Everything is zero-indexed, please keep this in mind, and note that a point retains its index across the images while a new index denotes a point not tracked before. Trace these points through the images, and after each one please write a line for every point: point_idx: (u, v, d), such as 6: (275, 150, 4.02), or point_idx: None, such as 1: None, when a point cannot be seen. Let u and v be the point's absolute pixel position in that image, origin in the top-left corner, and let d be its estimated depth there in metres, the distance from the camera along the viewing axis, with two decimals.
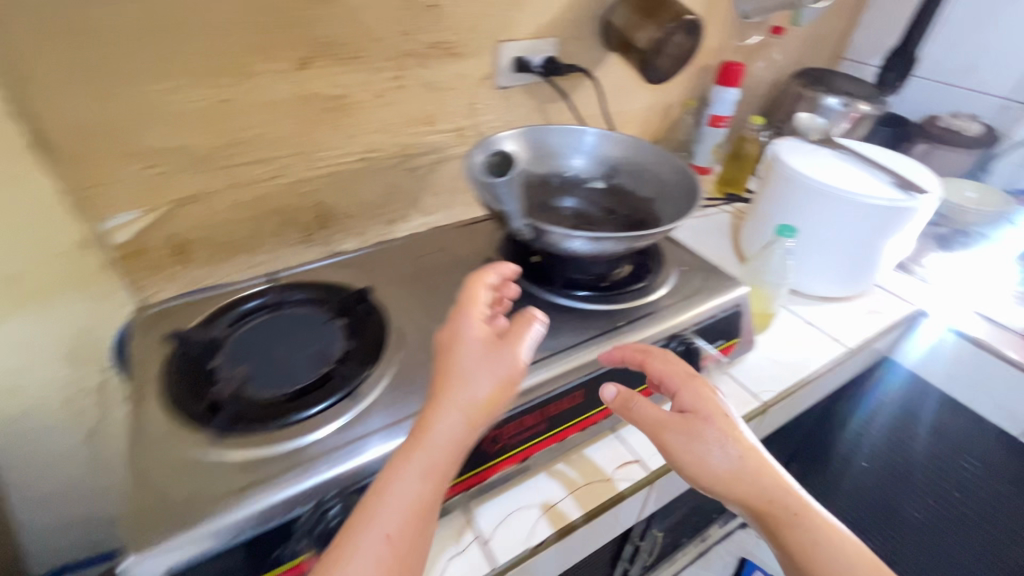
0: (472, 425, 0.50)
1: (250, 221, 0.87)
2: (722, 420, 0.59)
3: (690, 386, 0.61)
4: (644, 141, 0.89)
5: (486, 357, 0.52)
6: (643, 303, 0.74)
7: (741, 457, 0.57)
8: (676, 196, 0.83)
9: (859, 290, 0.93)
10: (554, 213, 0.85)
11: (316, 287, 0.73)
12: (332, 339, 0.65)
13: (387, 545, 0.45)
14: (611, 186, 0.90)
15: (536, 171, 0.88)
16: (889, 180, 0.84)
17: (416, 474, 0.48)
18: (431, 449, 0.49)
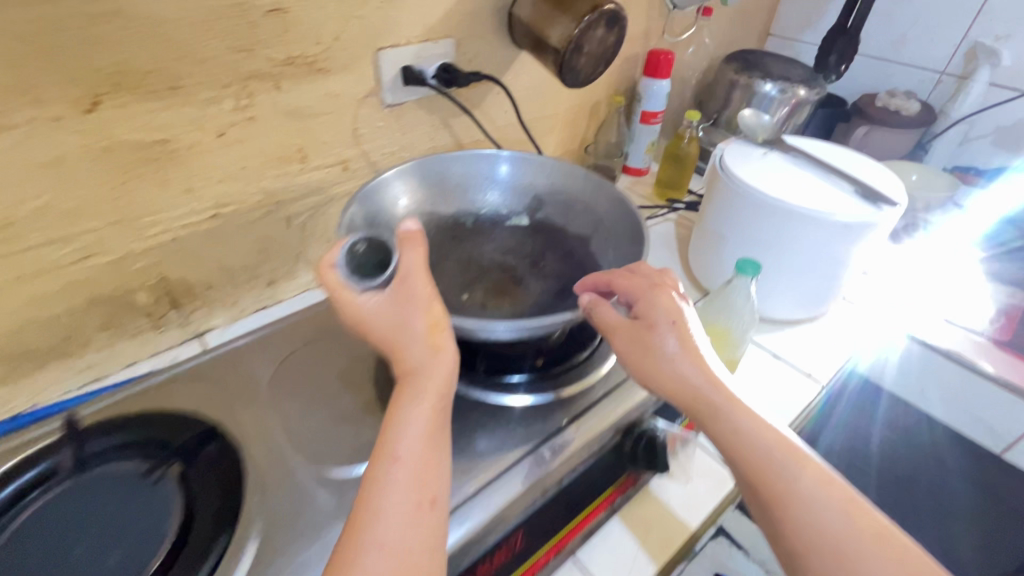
0: (438, 343, 0.45)
1: (63, 319, 0.64)
2: (676, 323, 0.52)
3: (642, 291, 0.55)
4: (567, 165, 0.78)
5: (401, 299, 0.46)
6: (588, 381, 0.60)
7: (692, 356, 0.51)
8: (615, 232, 0.72)
9: (822, 311, 0.82)
10: (470, 265, 0.71)
11: (142, 421, 0.52)
12: (162, 512, 0.45)
13: (410, 481, 0.41)
14: (536, 222, 0.77)
15: (443, 211, 0.76)
16: (853, 190, 0.73)
17: (412, 407, 0.44)
18: (416, 372, 0.45)
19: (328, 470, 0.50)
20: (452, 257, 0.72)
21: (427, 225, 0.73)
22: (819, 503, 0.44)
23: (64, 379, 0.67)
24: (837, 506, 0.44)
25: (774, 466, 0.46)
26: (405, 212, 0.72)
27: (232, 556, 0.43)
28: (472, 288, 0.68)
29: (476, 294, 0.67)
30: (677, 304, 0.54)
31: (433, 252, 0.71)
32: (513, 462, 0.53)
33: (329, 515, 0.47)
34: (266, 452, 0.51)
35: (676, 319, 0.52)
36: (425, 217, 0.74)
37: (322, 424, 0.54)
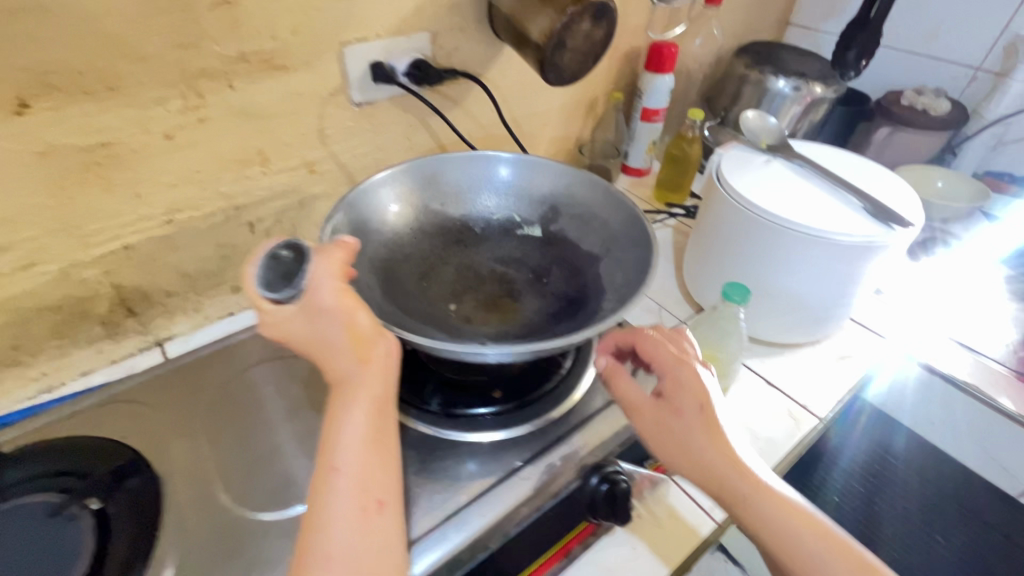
0: (365, 355, 0.40)
1: (7, 329, 0.61)
2: (699, 407, 0.46)
3: (665, 363, 0.48)
4: (588, 172, 0.67)
5: (313, 315, 0.39)
6: (555, 417, 0.54)
7: (717, 445, 0.45)
8: (628, 251, 0.60)
9: (825, 335, 0.76)
10: (467, 274, 0.63)
11: (69, 446, 0.49)
12: (70, 554, 0.42)
13: (355, 491, 0.37)
14: (549, 235, 0.66)
15: (441, 214, 0.66)
16: (862, 207, 0.66)
17: (346, 417, 0.39)
18: (352, 382, 0.40)
19: (253, 513, 0.45)
20: (446, 265, 0.63)
21: (424, 227, 0.65)
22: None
23: (13, 390, 0.65)
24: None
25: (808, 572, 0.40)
26: (394, 215, 0.63)
27: None
28: (461, 299, 0.59)
29: (465, 306, 0.59)
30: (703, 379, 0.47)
31: (428, 255, 0.63)
32: (455, 510, 0.47)
33: (244, 567, 0.42)
34: (190, 489, 0.47)
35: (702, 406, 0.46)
36: (426, 220, 0.65)
37: (254, 458, 0.49)
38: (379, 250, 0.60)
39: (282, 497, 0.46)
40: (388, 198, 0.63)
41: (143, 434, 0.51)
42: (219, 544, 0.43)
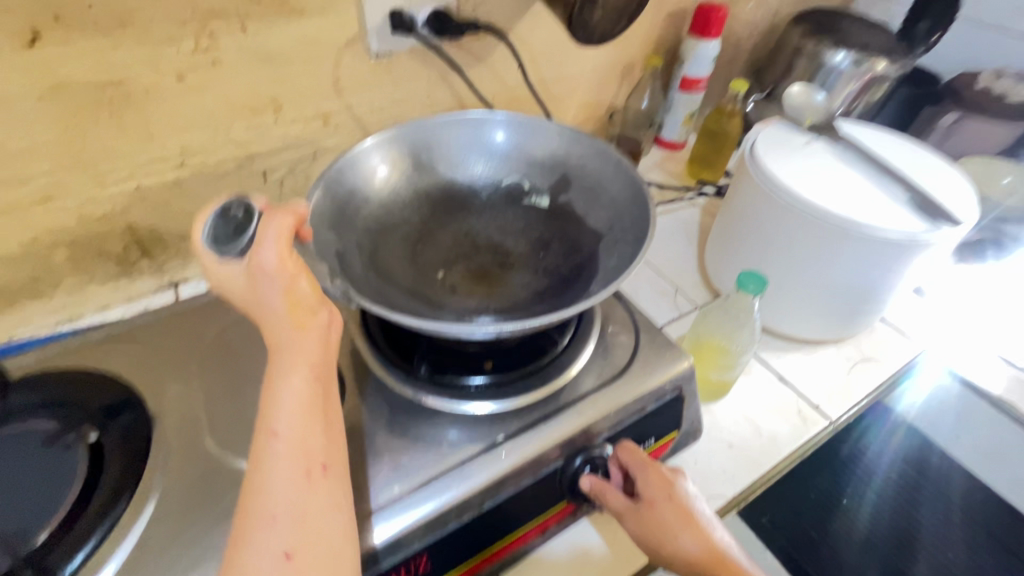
0: (300, 322, 0.38)
1: (28, 258, 0.63)
2: (674, 501, 0.46)
3: (648, 464, 0.48)
4: (606, 143, 0.61)
5: (255, 280, 0.38)
6: (545, 393, 0.52)
7: (700, 541, 0.44)
8: (626, 235, 0.56)
9: (851, 334, 0.71)
10: (463, 242, 0.61)
11: (73, 376, 0.51)
12: (61, 477, 0.44)
13: (296, 454, 0.36)
14: (556, 206, 0.63)
15: (448, 177, 0.64)
16: (908, 199, 0.60)
17: (283, 382, 0.37)
18: (286, 349, 0.38)
19: (236, 460, 0.46)
20: (444, 229, 0.62)
21: (429, 189, 0.63)
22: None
23: (36, 317, 0.67)
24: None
25: None
26: (398, 175, 0.62)
27: (109, 545, 0.40)
28: (451, 267, 0.58)
29: (453, 276, 0.58)
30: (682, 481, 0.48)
31: (426, 219, 0.62)
32: (431, 478, 0.46)
33: (219, 511, 0.43)
34: (179, 429, 0.48)
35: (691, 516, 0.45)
36: (427, 182, 0.63)
37: (242, 406, 0.50)
38: (374, 210, 0.59)
39: None
40: (387, 159, 0.61)
41: (141, 371, 0.53)
42: (201, 484, 0.45)
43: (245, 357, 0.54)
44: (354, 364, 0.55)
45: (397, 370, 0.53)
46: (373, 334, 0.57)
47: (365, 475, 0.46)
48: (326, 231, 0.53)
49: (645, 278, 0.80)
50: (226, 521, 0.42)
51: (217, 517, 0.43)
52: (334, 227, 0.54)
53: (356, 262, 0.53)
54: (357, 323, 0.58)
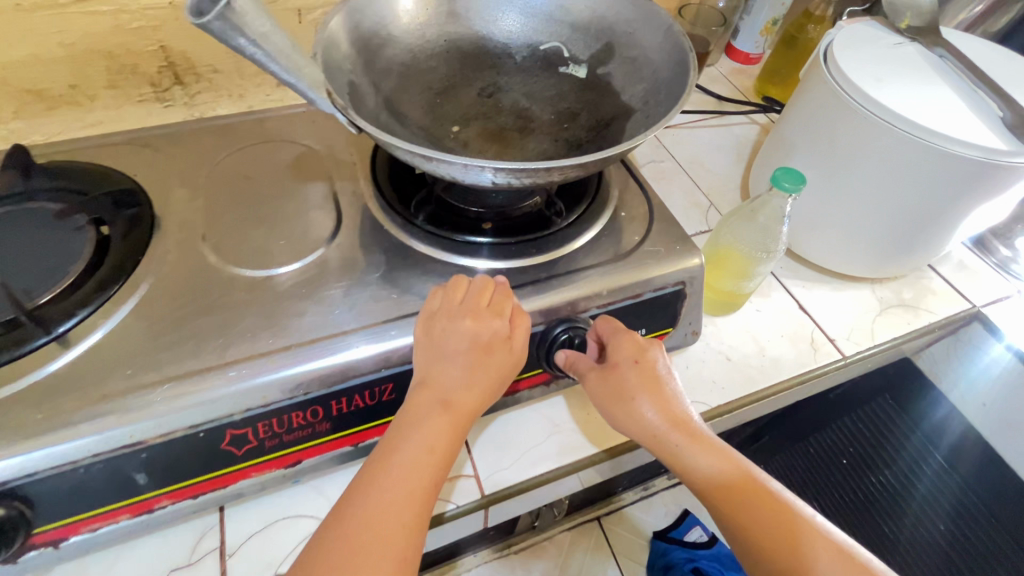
0: (478, 401, 0.42)
1: (62, 62, 0.62)
2: (641, 366, 0.46)
3: (624, 336, 0.47)
4: (661, 6, 0.54)
5: (486, 347, 0.43)
6: (539, 260, 0.50)
7: (664, 405, 0.45)
8: (660, 110, 0.50)
9: (892, 274, 0.64)
10: (486, 101, 0.58)
11: (89, 171, 0.53)
12: (70, 251, 0.46)
13: (416, 468, 0.38)
14: (593, 78, 0.57)
15: (482, 29, 0.58)
16: (1000, 116, 0.51)
17: (431, 410, 0.40)
18: (449, 411, 0.41)
19: (233, 267, 0.48)
20: (469, 86, 0.58)
21: (460, 39, 0.58)
22: (768, 531, 0.41)
23: (70, 130, 0.67)
24: (796, 537, 0.40)
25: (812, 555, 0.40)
26: (430, 16, 0.56)
27: (101, 316, 0.43)
28: (468, 124, 0.55)
29: (467, 132, 0.55)
30: (656, 352, 0.47)
31: (451, 73, 0.58)
32: (409, 314, 0.46)
33: (204, 307, 0.45)
34: (177, 234, 0.50)
35: (662, 386, 0.45)
36: (459, 32, 0.58)
37: (240, 224, 0.51)
38: (399, 49, 0.55)
39: (255, 261, 0.48)
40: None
41: (151, 180, 0.55)
42: (189, 282, 0.46)
43: (252, 184, 0.55)
44: (356, 205, 0.54)
45: (395, 216, 0.52)
46: (378, 179, 0.55)
47: (349, 301, 0.47)
48: (343, 56, 0.49)
49: (681, 186, 0.74)
50: (209, 314, 0.45)
51: (203, 311, 0.45)
52: (352, 55, 0.51)
53: (369, 96, 0.50)
54: (366, 168, 0.57)
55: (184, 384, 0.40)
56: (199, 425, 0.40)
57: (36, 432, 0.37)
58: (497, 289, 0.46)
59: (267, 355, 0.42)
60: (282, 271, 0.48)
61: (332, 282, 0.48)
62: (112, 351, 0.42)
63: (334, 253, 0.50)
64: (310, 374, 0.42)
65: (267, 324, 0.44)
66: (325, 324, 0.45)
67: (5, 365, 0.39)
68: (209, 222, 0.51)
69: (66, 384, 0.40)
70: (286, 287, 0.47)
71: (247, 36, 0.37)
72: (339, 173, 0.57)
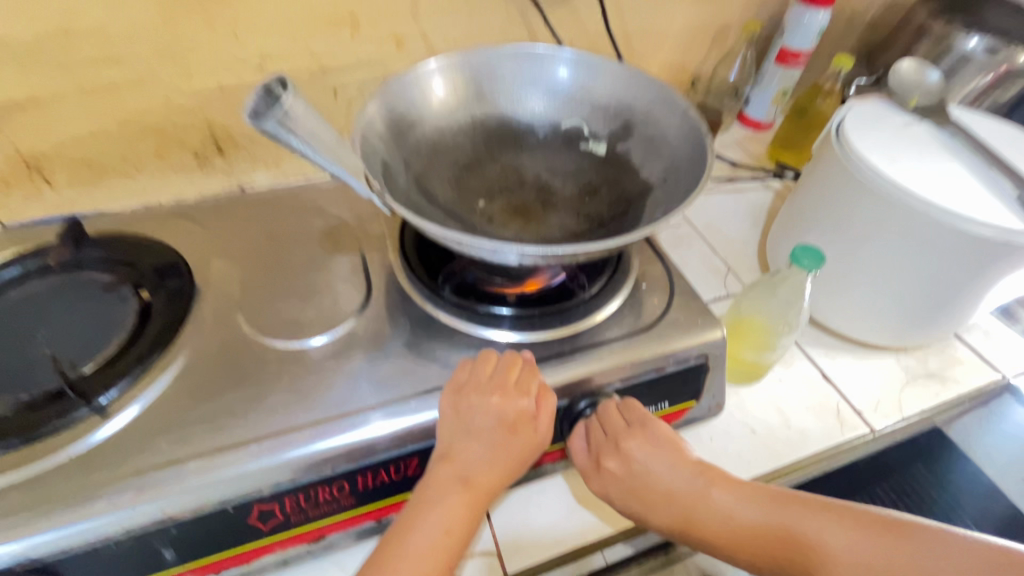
0: (498, 481, 0.43)
1: (116, 138, 0.66)
2: (634, 439, 0.47)
3: (591, 436, 0.48)
4: (678, 91, 0.57)
5: (511, 429, 0.43)
6: (563, 333, 0.51)
7: (665, 492, 0.45)
8: (678, 189, 0.52)
9: (917, 344, 0.63)
10: (510, 176, 0.60)
11: (134, 242, 0.56)
12: (114, 321, 0.48)
13: (432, 550, 0.39)
14: (613, 154, 0.60)
15: (507, 110, 0.62)
16: (1015, 196, 0.52)
17: (451, 487, 0.41)
18: (469, 491, 0.41)
19: (267, 339, 0.49)
20: (494, 161, 0.61)
21: (487, 120, 0.61)
22: (830, 543, 0.41)
23: (117, 198, 0.70)
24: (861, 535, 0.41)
25: (832, 535, 0.41)
26: (458, 100, 0.60)
27: (140, 388, 0.44)
28: (493, 199, 0.58)
29: (493, 207, 0.57)
30: (625, 437, 0.47)
31: (477, 149, 0.61)
32: (435, 387, 0.47)
33: (237, 379, 0.46)
34: (215, 305, 0.52)
35: (659, 454, 0.46)
36: (485, 111, 0.61)
37: (274, 296, 0.53)
38: (429, 130, 0.58)
39: (288, 332, 0.50)
40: (449, 80, 0.60)
41: (192, 251, 0.57)
42: (224, 354, 0.48)
43: (286, 256, 0.58)
44: (384, 276, 0.56)
45: (420, 288, 0.54)
46: (405, 251, 0.57)
47: (378, 373, 0.48)
48: (378, 140, 0.53)
49: (698, 253, 0.76)
50: (241, 386, 0.46)
51: (236, 383, 0.46)
52: (386, 137, 0.54)
53: (401, 175, 0.53)
54: (395, 240, 0.59)
55: (215, 459, 0.41)
56: (227, 500, 0.40)
57: (73, 507, 0.38)
58: (523, 366, 0.46)
59: (295, 430, 0.43)
60: (313, 343, 0.50)
61: (361, 355, 0.49)
62: (149, 424, 0.43)
63: (364, 325, 0.51)
64: (338, 450, 0.42)
65: (297, 397, 0.45)
66: (354, 397, 0.46)
67: (49, 436, 0.41)
68: (245, 293, 0.53)
69: (103, 456, 0.41)
70: (316, 360, 0.48)
71: (298, 137, 0.41)
72: (369, 244, 0.60)
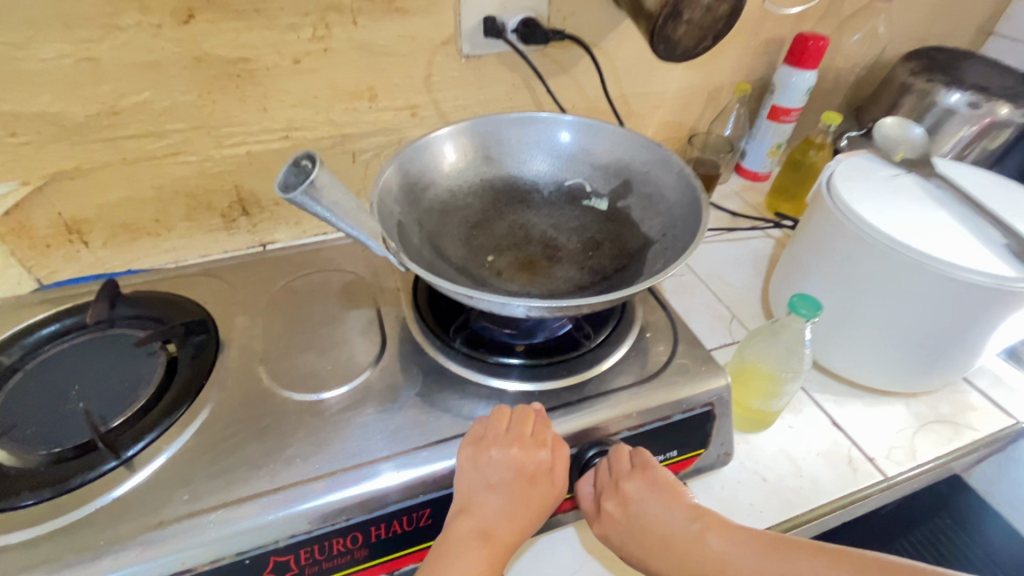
0: (519, 534, 0.43)
1: (152, 202, 0.71)
2: (623, 496, 0.45)
3: (599, 479, 0.47)
4: (674, 151, 0.61)
5: (530, 480, 0.44)
6: (569, 383, 0.53)
7: (662, 536, 0.44)
8: (678, 243, 0.55)
9: (925, 389, 0.63)
10: (518, 232, 0.63)
11: (162, 299, 0.59)
12: (141, 375, 0.51)
13: None
14: (614, 210, 0.63)
15: (513, 172, 0.66)
16: (1004, 244, 0.54)
17: (471, 541, 0.41)
18: (489, 544, 0.41)
19: (286, 392, 0.52)
20: (502, 219, 0.64)
21: (494, 181, 0.65)
22: None
23: (149, 256, 0.75)
24: None
25: None
26: (466, 164, 0.64)
27: (165, 440, 0.47)
28: (501, 254, 0.61)
29: (500, 261, 0.60)
30: (625, 478, 0.46)
31: (485, 208, 0.64)
32: (446, 437, 0.48)
33: (258, 431, 0.48)
34: (239, 359, 0.55)
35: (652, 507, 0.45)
36: (493, 173, 0.66)
37: (294, 349, 0.56)
38: (440, 192, 0.62)
39: (306, 384, 0.52)
40: (459, 146, 0.64)
41: (218, 307, 0.61)
42: (245, 406, 0.50)
43: (305, 311, 0.61)
44: (398, 329, 0.59)
45: (432, 340, 0.56)
46: (417, 305, 0.60)
47: (394, 423, 0.49)
48: (393, 202, 0.57)
49: (702, 301, 0.78)
50: (261, 438, 0.48)
51: (255, 434, 0.48)
52: (401, 200, 0.58)
53: (414, 235, 0.57)
54: (408, 294, 0.62)
55: (232, 510, 0.42)
56: (245, 552, 0.41)
57: (98, 557, 0.40)
58: (537, 418, 0.47)
59: (312, 481, 0.44)
60: (329, 394, 0.52)
61: (377, 405, 0.51)
62: (173, 476, 0.45)
63: (378, 375, 0.54)
64: (352, 501, 0.43)
65: (314, 448, 0.47)
66: (367, 447, 0.47)
67: (75, 489, 0.43)
68: (266, 347, 0.56)
69: (127, 507, 0.42)
70: (332, 410, 0.50)
71: (323, 205, 0.45)
72: (385, 298, 0.63)
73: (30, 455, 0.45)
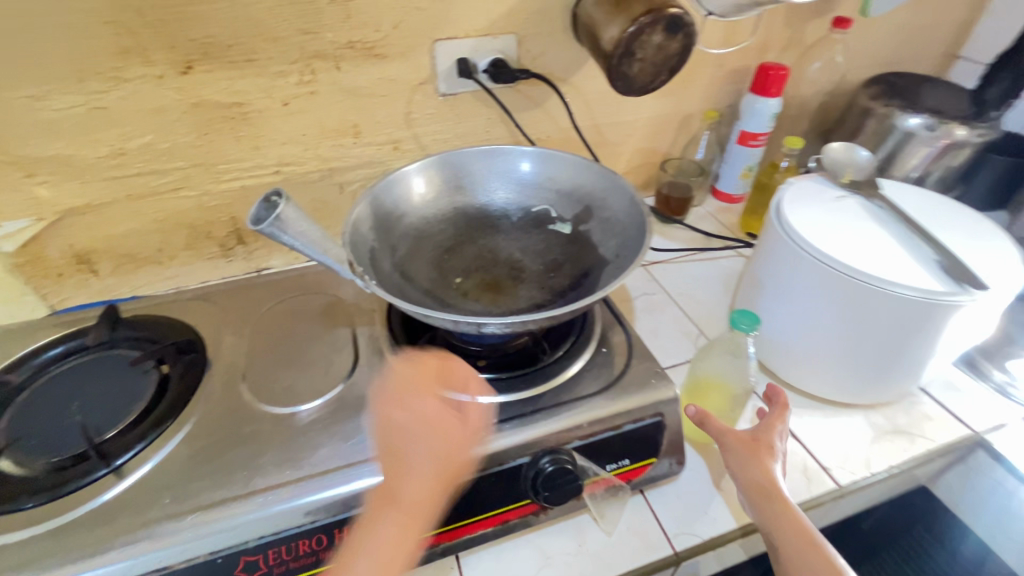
0: (440, 454, 0.50)
1: (155, 233, 0.78)
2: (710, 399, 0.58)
3: None
4: (629, 177, 0.66)
5: (436, 408, 0.53)
6: (525, 395, 0.57)
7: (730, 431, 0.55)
8: (628, 263, 0.59)
9: (879, 400, 0.66)
10: (486, 255, 0.68)
11: (158, 323, 0.64)
12: (136, 391, 0.56)
13: (396, 519, 0.47)
14: (576, 234, 0.68)
15: (482, 200, 0.71)
16: (937, 261, 0.58)
17: (395, 462, 0.51)
18: (411, 463, 0.50)
19: (265, 406, 0.56)
20: (471, 243, 0.69)
21: (466, 209, 0.70)
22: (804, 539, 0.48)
23: (153, 282, 0.81)
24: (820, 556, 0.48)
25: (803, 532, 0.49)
26: (438, 194, 0.70)
27: (151, 450, 0.51)
28: (468, 276, 0.66)
29: (467, 282, 0.65)
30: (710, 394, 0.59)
31: (457, 233, 0.69)
32: (409, 446, 0.52)
33: (236, 441, 0.53)
34: (224, 376, 0.59)
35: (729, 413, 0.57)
36: (464, 201, 0.71)
37: (275, 366, 0.61)
38: (413, 220, 0.68)
39: (283, 399, 0.57)
40: (432, 178, 0.70)
41: (209, 330, 0.66)
42: (227, 419, 0.55)
43: (288, 331, 0.66)
44: (372, 348, 0.63)
45: (401, 357, 0.61)
46: (390, 325, 0.65)
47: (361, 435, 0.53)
48: (367, 231, 0.62)
49: (670, 318, 0.81)
50: (238, 448, 0.52)
51: (234, 443, 0.52)
52: (375, 229, 0.63)
53: (386, 260, 0.62)
54: (383, 314, 0.67)
55: (207, 513, 0.46)
56: (217, 551, 0.45)
57: (85, 556, 0.44)
58: (438, 360, 0.58)
59: (282, 486, 0.48)
60: (304, 407, 0.56)
61: (347, 418, 0.55)
62: (157, 482, 0.49)
63: (350, 390, 0.58)
64: (317, 505, 0.47)
65: (286, 457, 0.51)
66: (335, 456, 0.51)
67: (69, 494, 0.47)
68: (250, 365, 0.61)
69: (114, 511, 0.47)
70: (305, 422, 0.55)
71: (290, 234, 0.50)
72: (363, 319, 0.67)
73: (33, 464, 0.49)
